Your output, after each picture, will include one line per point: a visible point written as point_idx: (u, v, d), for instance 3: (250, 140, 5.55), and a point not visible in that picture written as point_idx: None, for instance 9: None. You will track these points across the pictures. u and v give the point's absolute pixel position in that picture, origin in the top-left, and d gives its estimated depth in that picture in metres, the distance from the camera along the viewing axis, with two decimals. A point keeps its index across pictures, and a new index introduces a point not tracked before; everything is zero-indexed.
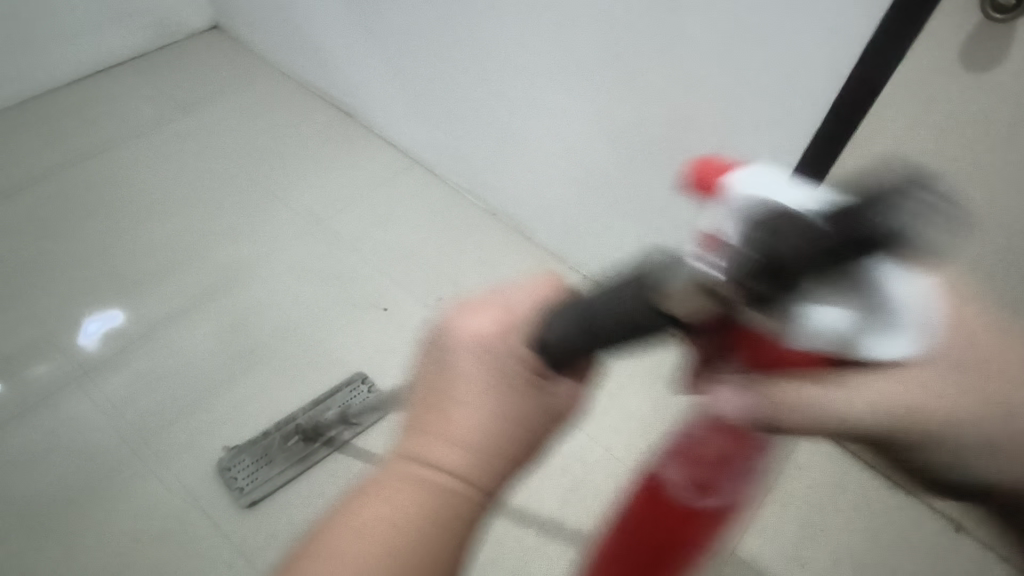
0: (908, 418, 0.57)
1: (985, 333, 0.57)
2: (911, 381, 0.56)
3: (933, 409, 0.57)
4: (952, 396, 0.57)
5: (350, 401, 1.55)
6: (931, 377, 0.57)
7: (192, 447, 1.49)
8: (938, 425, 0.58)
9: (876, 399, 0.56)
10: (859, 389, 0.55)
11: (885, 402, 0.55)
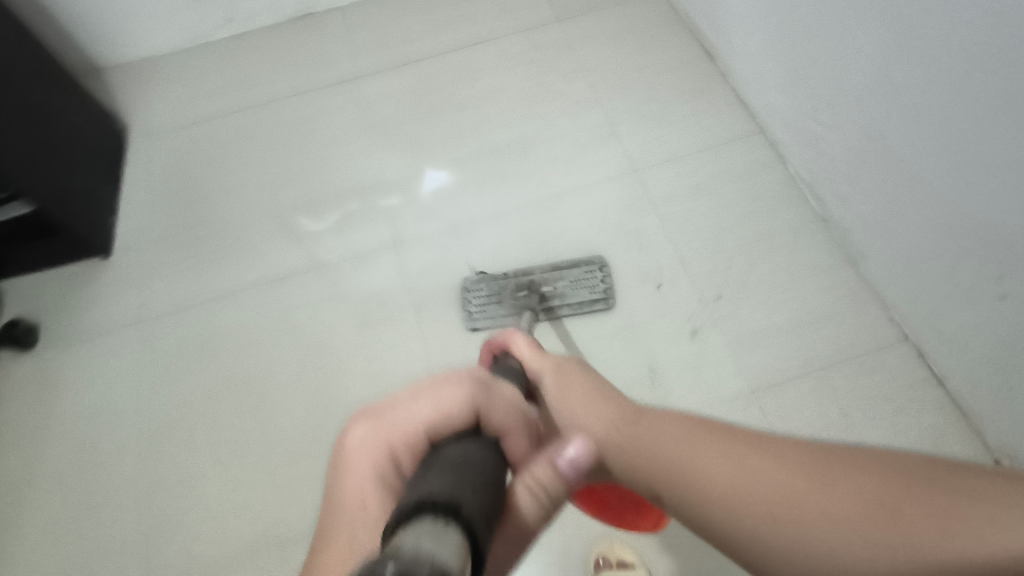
0: (788, 537, 0.41)
1: (818, 453, 0.44)
2: (752, 460, 0.45)
3: (749, 485, 0.44)
4: (810, 482, 0.42)
5: (572, 288, 1.00)
6: (708, 447, 0.48)
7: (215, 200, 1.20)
8: (799, 525, 0.41)
9: (684, 434, 0.50)
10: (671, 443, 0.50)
11: (693, 444, 0.49)
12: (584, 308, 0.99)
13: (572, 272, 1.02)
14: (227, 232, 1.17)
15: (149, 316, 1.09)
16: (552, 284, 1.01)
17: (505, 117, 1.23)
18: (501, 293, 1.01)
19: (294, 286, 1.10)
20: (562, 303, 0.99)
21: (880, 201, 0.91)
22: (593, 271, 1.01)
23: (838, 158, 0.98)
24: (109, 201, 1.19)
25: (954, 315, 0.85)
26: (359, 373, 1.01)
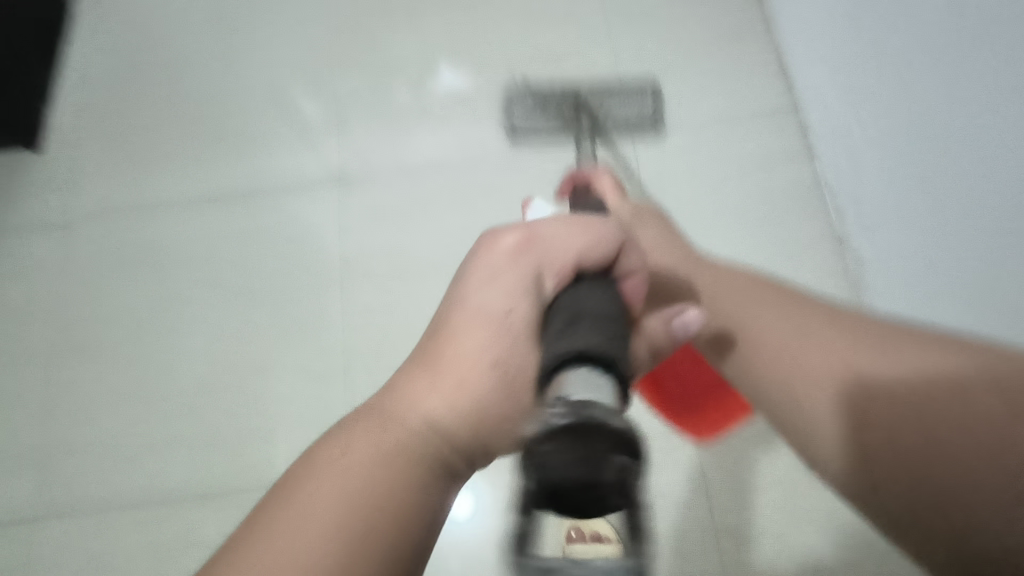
0: (927, 458, 0.47)
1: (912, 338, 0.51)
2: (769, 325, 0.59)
3: (906, 371, 0.49)
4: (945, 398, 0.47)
5: (620, 104, 0.92)
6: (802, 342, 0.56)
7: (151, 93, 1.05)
8: (927, 435, 0.47)
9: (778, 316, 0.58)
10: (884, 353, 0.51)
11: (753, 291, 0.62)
12: (636, 128, 0.93)
13: (618, 93, 0.91)
14: (157, 135, 1.03)
15: (67, 224, 0.99)
16: (600, 102, 0.90)
17: (494, 37, 1.02)
18: (547, 99, 0.91)
19: (216, 214, 0.97)
20: (608, 116, 0.91)
21: (905, 235, 0.75)
22: (643, 95, 0.92)
23: (869, 171, 0.80)
24: (42, 79, 1.05)
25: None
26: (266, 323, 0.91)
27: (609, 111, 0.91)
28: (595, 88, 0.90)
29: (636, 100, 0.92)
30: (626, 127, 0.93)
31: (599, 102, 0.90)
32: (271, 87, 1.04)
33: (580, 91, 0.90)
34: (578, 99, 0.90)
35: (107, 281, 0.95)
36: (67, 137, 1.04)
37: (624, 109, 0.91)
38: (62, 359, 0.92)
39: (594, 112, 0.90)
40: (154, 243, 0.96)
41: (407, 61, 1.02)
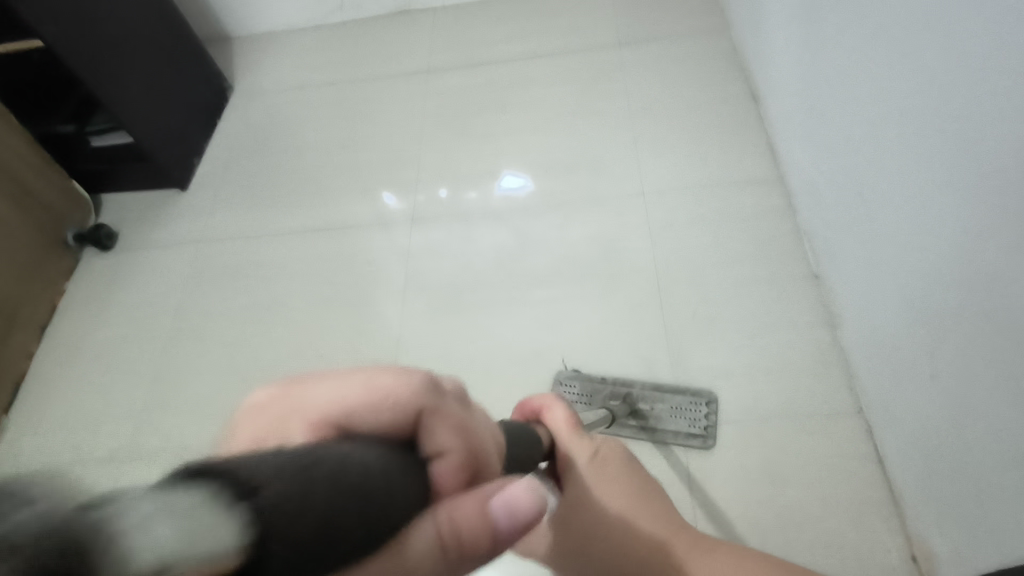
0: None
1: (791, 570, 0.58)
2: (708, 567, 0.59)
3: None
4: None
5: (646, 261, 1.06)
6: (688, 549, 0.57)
7: (276, 156, 1.38)
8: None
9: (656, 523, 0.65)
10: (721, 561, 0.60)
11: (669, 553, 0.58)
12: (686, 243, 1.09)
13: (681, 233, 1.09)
14: (274, 185, 1.33)
15: (195, 242, 1.26)
16: (649, 404, 0.94)
17: (541, 125, 1.29)
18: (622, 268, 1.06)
19: (308, 243, 1.22)
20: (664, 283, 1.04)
21: (859, 252, 0.87)
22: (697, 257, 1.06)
23: (832, 209, 0.94)
24: (198, 144, 1.39)
25: (907, 386, 0.79)
26: (334, 320, 1.12)
27: (657, 415, 0.93)
28: (647, 390, 0.94)
29: (688, 411, 0.92)
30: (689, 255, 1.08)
31: (651, 402, 0.94)
32: (365, 155, 1.34)
33: (631, 393, 0.94)
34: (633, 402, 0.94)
35: (215, 284, 1.20)
36: (205, 182, 1.36)
37: (672, 419, 0.92)
38: (168, 339, 1.14)
39: (639, 414, 0.93)
40: (257, 260, 1.22)
41: (472, 141, 1.31)
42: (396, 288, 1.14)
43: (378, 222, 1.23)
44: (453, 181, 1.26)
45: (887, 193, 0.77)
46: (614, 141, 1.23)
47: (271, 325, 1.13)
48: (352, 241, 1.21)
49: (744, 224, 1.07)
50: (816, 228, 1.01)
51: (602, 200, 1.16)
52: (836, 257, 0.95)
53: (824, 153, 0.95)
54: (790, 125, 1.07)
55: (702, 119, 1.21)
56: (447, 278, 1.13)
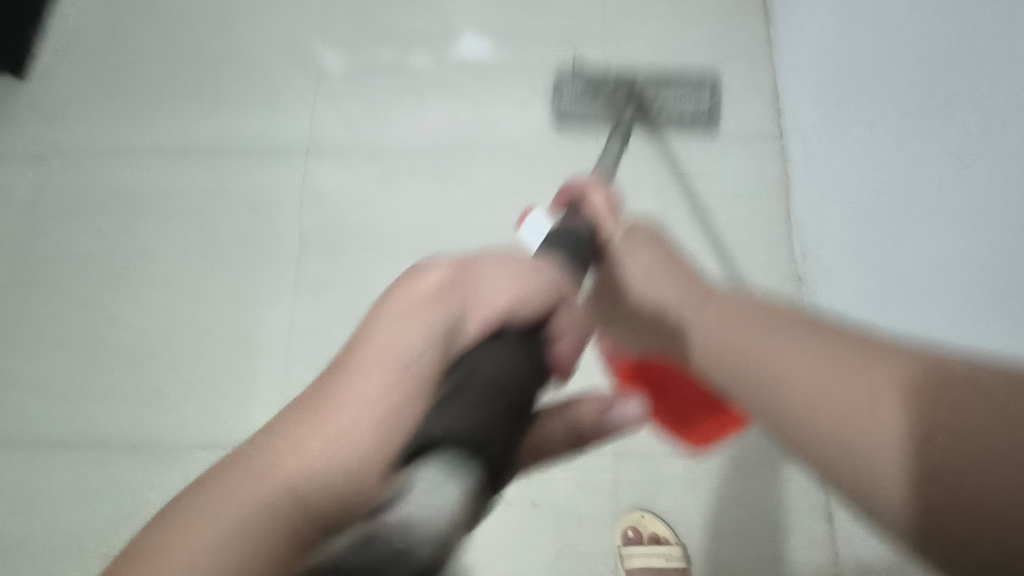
0: (824, 431, 0.33)
1: (844, 351, 0.35)
2: (790, 368, 0.36)
3: (808, 389, 0.35)
4: (858, 375, 0.33)
5: (677, 99, 0.90)
6: (773, 331, 0.39)
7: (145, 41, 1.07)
8: (801, 410, 0.35)
9: (809, 340, 0.37)
10: (732, 309, 0.45)
11: (749, 335, 0.41)
12: (687, 125, 0.92)
13: (674, 86, 0.90)
14: (143, 83, 1.04)
15: (49, 159, 1.01)
16: (656, 92, 0.89)
17: (486, 30, 1.02)
18: (598, 86, 0.90)
19: (192, 172, 0.99)
20: (664, 113, 0.90)
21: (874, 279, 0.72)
22: (700, 93, 0.90)
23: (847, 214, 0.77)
24: (39, 11, 1.06)
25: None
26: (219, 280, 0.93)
27: (664, 106, 0.90)
28: (653, 78, 0.89)
29: (692, 95, 0.90)
30: (678, 124, 0.92)
31: (653, 93, 0.89)
32: (261, 50, 1.04)
33: (636, 80, 0.89)
34: (633, 92, 0.89)
35: (78, 222, 0.98)
36: (55, 72, 1.05)
37: (677, 103, 0.90)
38: (25, 291, 0.95)
39: None
40: (128, 190, 0.99)
41: (399, 43, 1.03)
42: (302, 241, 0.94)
43: (280, 149, 0.98)
44: (373, 98, 1.00)
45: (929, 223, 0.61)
46: (574, 65, 0.98)
47: (151, 282, 0.94)
48: (247, 171, 0.98)
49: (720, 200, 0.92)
50: (813, 218, 0.86)
51: (556, 147, 0.95)
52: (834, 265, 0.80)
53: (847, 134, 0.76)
54: (807, 76, 0.86)
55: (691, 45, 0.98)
56: (364, 233, 0.94)
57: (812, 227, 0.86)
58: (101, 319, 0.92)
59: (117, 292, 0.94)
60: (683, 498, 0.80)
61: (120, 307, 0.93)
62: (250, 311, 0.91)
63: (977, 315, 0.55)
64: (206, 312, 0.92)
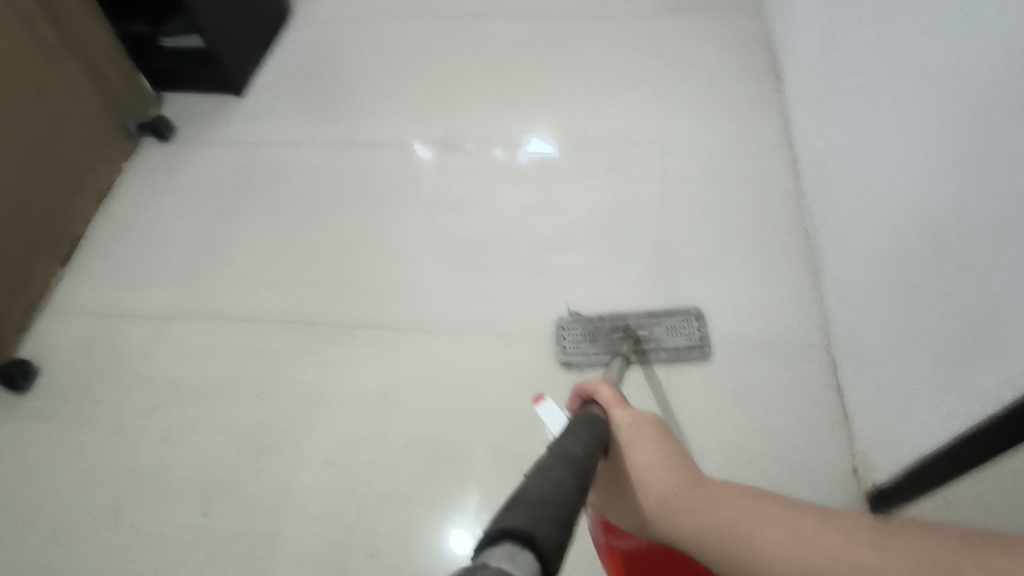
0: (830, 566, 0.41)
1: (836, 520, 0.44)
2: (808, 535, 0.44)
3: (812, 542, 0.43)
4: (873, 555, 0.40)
5: (668, 335, 1.00)
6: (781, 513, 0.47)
7: (325, 75, 1.47)
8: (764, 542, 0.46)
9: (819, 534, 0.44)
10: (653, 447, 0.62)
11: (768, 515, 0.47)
12: (681, 357, 0.99)
13: (665, 323, 1.01)
14: (319, 99, 1.43)
15: (245, 142, 1.37)
16: (648, 330, 1.00)
17: (575, 76, 1.39)
18: (596, 330, 1.00)
19: (347, 152, 1.33)
20: (658, 347, 0.99)
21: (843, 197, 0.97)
22: (688, 321, 1.01)
23: (828, 164, 1.03)
24: (256, 56, 1.49)
25: (866, 313, 0.87)
26: (361, 224, 1.21)
27: (656, 340, 0.99)
28: (643, 317, 1.01)
29: (682, 329, 1.00)
30: (673, 357, 0.99)
31: (645, 332, 1.00)
32: (409, 84, 1.43)
33: (629, 323, 1.00)
34: (628, 331, 0.99)
35: (258, 179, 1.31)
36: (258, 92, 1.46)
37: (669, 336, 0.99)
38: (208, 220, 1.25)
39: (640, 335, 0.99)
40: (297, 162, 1.33)
41: (511, 82, 1.40)
42: (421, 199, 1.24)
43: (414, 142, 1.33)
44: (489, 115, 1.36)
45: (873, 120, 0.85)
46: (639, 98, 1.33)
47: (302, 217, 1.24)
48: (388, 154, 1.32)
49: (744, 181, 1.18)
50: (814, 185, 1.09)
51: (620, 146, 1.26)
52: (829, 206, 1.02)
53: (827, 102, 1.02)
54: (804, 91, 1.16)
55: (725, 86, 1.31)
56: (469, 196, 1.24)
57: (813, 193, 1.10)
58: (263, 239, 1.21)
59: (278, 223, 1.23)
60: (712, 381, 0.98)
61: (277, 233, 1.22)
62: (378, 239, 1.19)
63: (901, 155, 0.76)
64: (342, 239, 1.20)
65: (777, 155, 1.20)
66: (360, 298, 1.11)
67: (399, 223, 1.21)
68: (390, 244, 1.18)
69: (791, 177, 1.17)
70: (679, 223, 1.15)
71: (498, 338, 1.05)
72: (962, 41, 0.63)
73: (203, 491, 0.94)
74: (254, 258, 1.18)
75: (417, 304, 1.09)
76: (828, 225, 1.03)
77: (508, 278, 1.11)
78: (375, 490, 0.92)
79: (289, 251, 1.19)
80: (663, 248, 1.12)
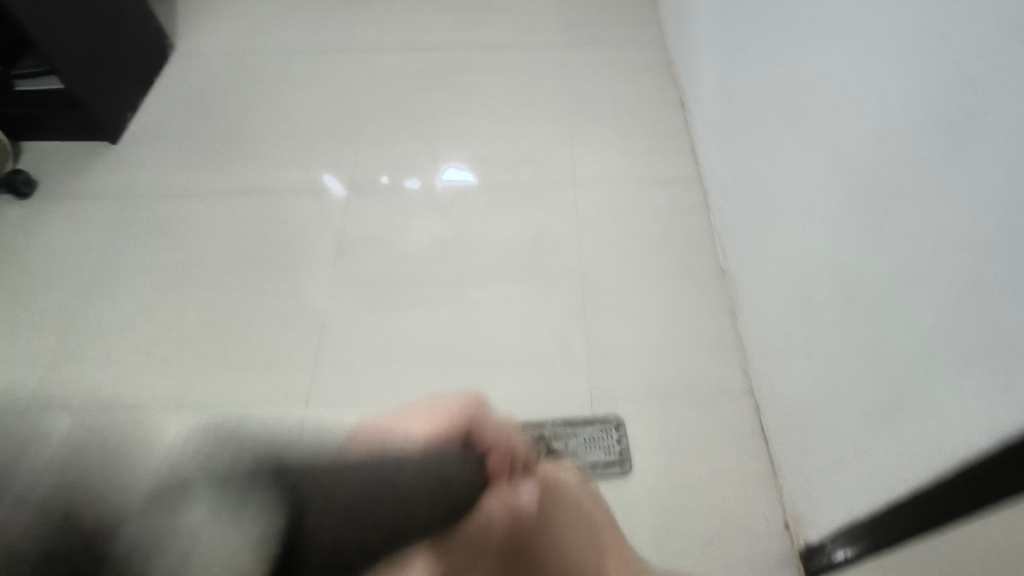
0: None
1: None
2: None
3: None
4: None
5: (585, 448, 0.92)
6: None
7: (212, 117, 1.35)
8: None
9: None
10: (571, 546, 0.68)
11: None
12: (596, 474, 0.90)
13: (584, 434, 0.94)
14: (207, 144, 1.31)
15: (123, 196, 1.24)
16: (564, 442, 0.93)
17: (483, 112, 1.33)
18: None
19: (240, 203, 1.22)
20: (575, 462, 0.91)
21: (760, 239, 0.95)
22: (608, 432, 0.93)
23: (742, 203, 1.02)
24: (133, 98, 1.36)
25: (790, 362, 0.85)
26: (257, 287, 1.11)
27: (572, 452, 0.92)
28: (559, 426, 0.94)
29: (599, 441, 0.93)
30: (591, 473, 0.91)
31: (560, 443, 0.93)
32: (306, 123, 1.33)
33: (543, 432, 0.94)
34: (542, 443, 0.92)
35: (138, 239, 1.17)
36: (136, 138, 1.32)
37: (586, 449, 0.92)
38: (82, 289, 1.12)
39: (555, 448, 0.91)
40: (183, 217, 1.20)
41: (416, 120, 1.33)
42: (324, 253, 1.15)
43: (314, 190, 1.23)
44: (394, 157, 1.28)
45: (790, 165, 0.84)
46: (550, 134, 1.29)
47: (190, 280, 1.12)
48: (285, 204, 1.21)
49: (660, 217, 1.16)
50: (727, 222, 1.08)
51: (533, 186, 1.22)
52: (744, 246, 1.01)
53: (741, 143, 1.01)
54: (712, 127, 1.15)
55: (635, 120, 1.29)
56: (377, 247, 1.16)
57: (727, 229, 1.08)
58: (148, 308, 1.08)
59: (163, 289, 1.11)
60: (641, 435, 0.94)
61: (163, 300, 1.09)
62: (278, 301, 1.09)
63: (819, 205, 0.75)
64: (236, 303, 1.09)
65: (690, 190, 1.19)
66: (263, 370, 1.01)
67: (301, 281, 1.11)
68: (291, 306, 1.08)
69: (704, 213, 1.16)
70: (598, 266, 1.11)
71: (412, 404, 0.97)
72: (873, 95, 0.61)
73: None
74: (137, 332, 1.06)
75: (324, 373, 1.01)
76: (744, 264, 1.02)
77: (422, 335, 1.04)
78: None
79: (177, 320, 1.07)
80: (583, 293, 1.08)
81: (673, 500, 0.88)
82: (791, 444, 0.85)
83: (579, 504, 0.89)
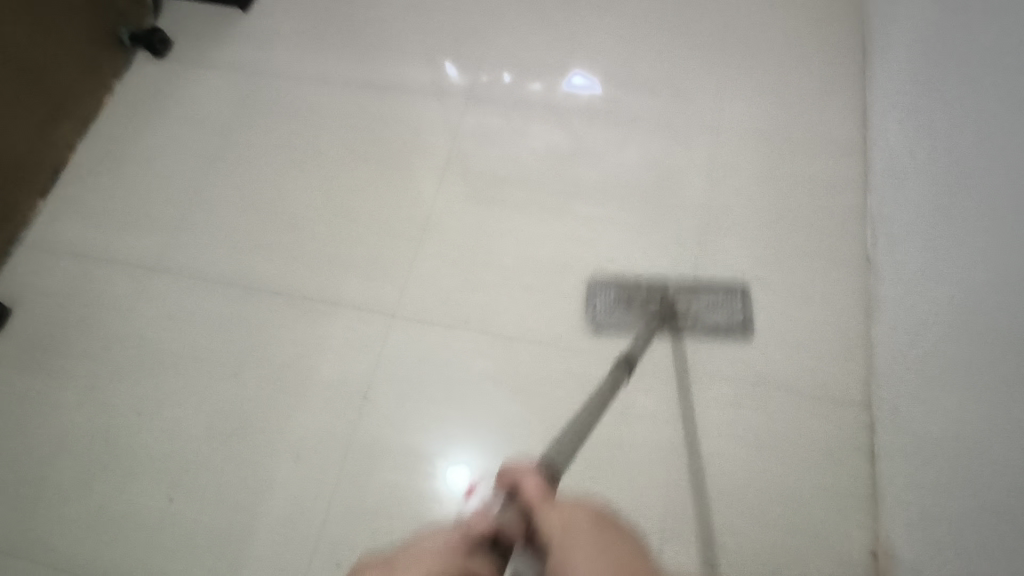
0: None
1: None
2: None
3: None
4: None
5: (709, 308, 0.90)
6: None
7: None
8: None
9: None
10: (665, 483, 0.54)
11: None
12: (720, 337, 0.90)
13: (708, 295, 0.91)
14: (333, 27, 1.26)
15: (247, 70, 1.23)
16: (687, 303, 0.90)
17: (625, 30, 1.19)
18: (632, 294, 0.92)
19: (358, 97, 1.18)
20: (697, 324, 0.90)
21: (926, 235, 0.81)
22: (733, 298, 0.91)
23: (913, 187, 0.86)
24: None
25: (924, 388, 0.74)
26: (363, 188, 1.09)
27: (696, 315, 0.90)
28: (682, 288, 0.91)
29: (725, 304, 0.91)
30: (712, 335, 0.91)
31: (683, 304, 0.90)
32: (435, 18, 1.25)
33: (667, 292, 0.90)
34: (665, 302, 0.90)
35: (257, 118, 1.17)
36: (267, 10, 1.29)
37: (709, 314, 0.90)
38: (201, 160, 1.14)
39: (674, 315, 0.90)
40: (302, 103, 1.18)
41: (550, 29, 1.21)
42: (432, 163, 1.10)
43: (432, 93, 1.17)
44: (520, 66, 1.18)
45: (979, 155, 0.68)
46: (697, 66, 1.14)
47: (300, 171, 1.11)
48: (401, 105, 1.16)
49: (805, 184, 1.01)
50: (886, 206, 0.93)
51: (666, 124, 1.09)
52: (901, 238, 0.87)
53: (927, 113, 0.84)
54: (897, 87, 0.96)
55: (799, 64, 1.11)
56: (486, 165, 1.09)
57: (884, 214, 0.93)
58: (257, 192, 1.09)
59: (274, 175, 1.11)
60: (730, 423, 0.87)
61: (272, 186, 1.10)
62: (380, 207, 1.07)
63: (1008, 216, 0.61)
64: (340, 202, 1.08)
65: (849, 158, 1.02)
66: (356, 276, 1.01)
67: (405, 190, 1.08)
68: (393, 215, 1.06)
69: (859, 189, 1.00)
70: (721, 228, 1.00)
71: (496, 341, 0.94)
72: None
73: (168, 473, 0.88)
74: (245, 214, 1.07)
75: (413, 290, 0.99)
76: (895, 259, 0.88)
77: (517, 270, 1.00)
78: (343, 497, 0.85)
79: (283, 209, 1.08)
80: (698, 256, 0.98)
81: (750, 499, 0.82)
82: (902, 477, 0.75)
83: (650, 479, 0.85)
